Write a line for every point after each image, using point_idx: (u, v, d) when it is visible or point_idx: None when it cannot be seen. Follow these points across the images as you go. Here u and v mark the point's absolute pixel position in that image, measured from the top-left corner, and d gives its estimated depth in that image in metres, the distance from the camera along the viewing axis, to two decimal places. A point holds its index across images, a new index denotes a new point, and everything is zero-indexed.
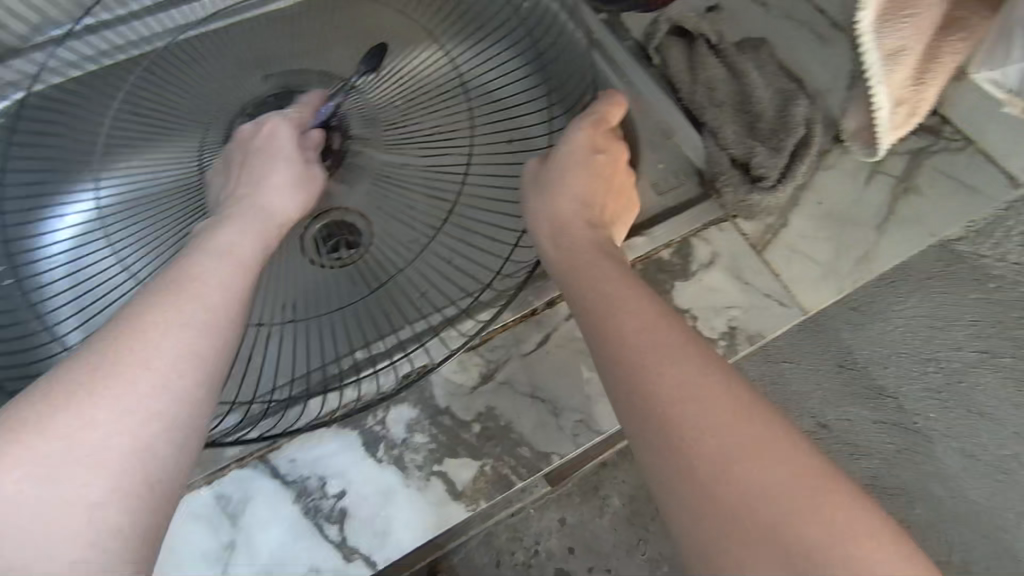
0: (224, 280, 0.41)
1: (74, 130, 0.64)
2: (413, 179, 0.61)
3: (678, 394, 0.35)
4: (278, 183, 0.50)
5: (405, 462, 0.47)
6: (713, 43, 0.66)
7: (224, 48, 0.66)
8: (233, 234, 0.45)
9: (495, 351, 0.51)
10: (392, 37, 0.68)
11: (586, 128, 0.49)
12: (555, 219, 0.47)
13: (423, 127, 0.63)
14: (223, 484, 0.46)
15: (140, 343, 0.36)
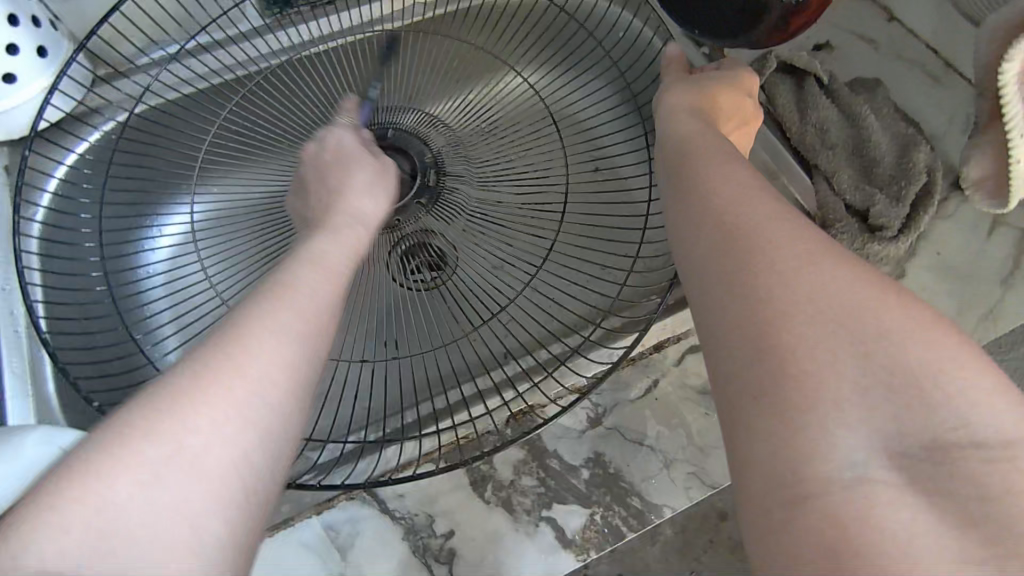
0: (310, 293, 0.36)
1: (172, 152, 0.66)
2: (505, 214, 0.63)
3: (786, 355, 0.31)
4: (360, 184, 0.49)
5: (514, 505, 0.47)
6: (824, 83, 0.64)
7: (331, 76, 0.68)
8: (330, 246, 0.41)
9: (603, 396, 0.51)
10: (477, 67, 0.71)
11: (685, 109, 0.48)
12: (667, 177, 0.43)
13: (515, 164, 0.65)
14: (332, 516, 0.46)
15: (223, 374, 0.30)
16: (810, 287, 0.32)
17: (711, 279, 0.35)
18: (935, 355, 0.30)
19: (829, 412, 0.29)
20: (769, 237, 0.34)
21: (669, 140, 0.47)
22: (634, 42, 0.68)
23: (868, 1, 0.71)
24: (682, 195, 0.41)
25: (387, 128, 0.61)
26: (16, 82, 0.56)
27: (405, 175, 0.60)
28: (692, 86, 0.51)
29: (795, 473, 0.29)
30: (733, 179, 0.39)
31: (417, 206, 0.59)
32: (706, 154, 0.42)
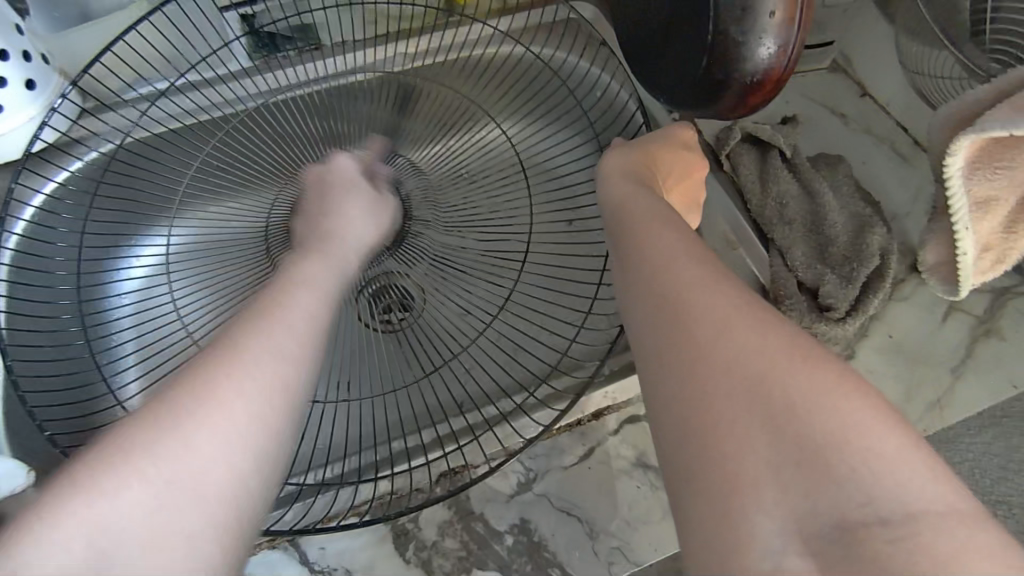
0: (308, 307, 0.41)
1: (155, 185, 0.67)
2: (470, 263, 0.62)
3: (728, 444, 0.28)
4: (355, 211, 0.55)
5: (433, 567, 0.47)
6: (789, 156, 0.65)
7: (302, 115, 0.68)
8: (319, 268, 0.46)
9: (535, 459, 0.51)
10: (457, 114, 0.69)
11: (628, 182, 0.46)
12: (626, 258, 0.39)
13: (483, 210, 0.64)
14: (251, 565, 0.46)
15: (226, 381, 0.34)
16: (725, 352, 0.30)
17: (656, 350, 0.33)
18: (843, 422, 0.27)
19: (747, 492, 0.27)
20: (691, 295, 0.33)
21: (607, 203, 0.45)
22: (617, 98, 0.68)
23: (842, 77, 0.73)
24: (630, 259, 0.38)
25: (361, 167, 0.63)
26: (1, 111, 0.58)
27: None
28: (634, 149, 0.50)
29: (717, 548, 0.27)
30: (678, 242, 0.37)
31: (381, 246, 0.60)
32: (649, 212, 0.41)
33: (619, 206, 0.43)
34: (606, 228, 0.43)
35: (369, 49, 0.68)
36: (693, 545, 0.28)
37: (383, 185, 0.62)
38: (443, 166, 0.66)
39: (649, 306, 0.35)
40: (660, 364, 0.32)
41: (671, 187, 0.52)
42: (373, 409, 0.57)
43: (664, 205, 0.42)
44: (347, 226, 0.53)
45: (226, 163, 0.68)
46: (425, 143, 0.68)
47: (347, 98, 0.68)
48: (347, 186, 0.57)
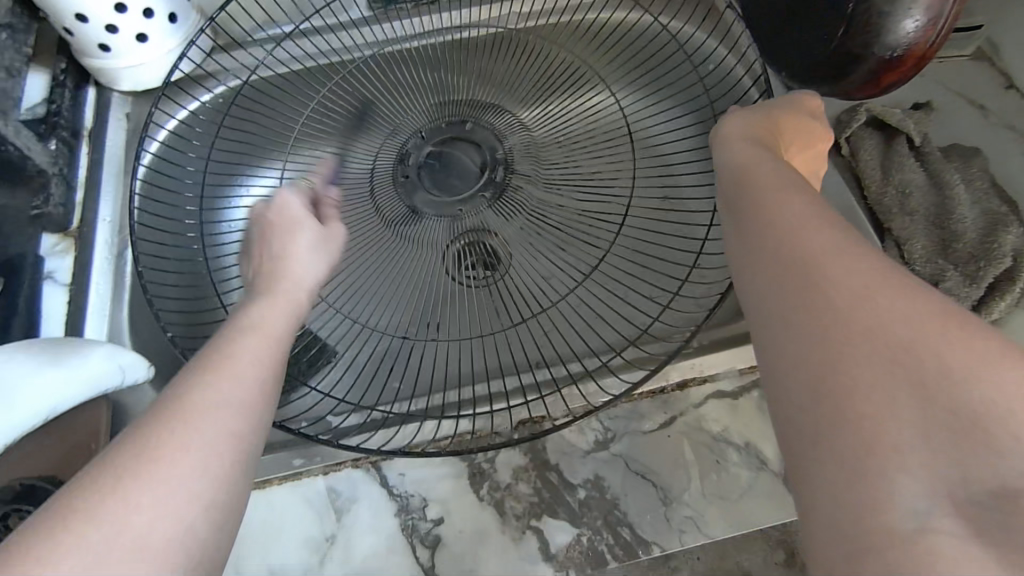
0: (262, 355, 0.36)
1: (275, 120, 0.70)
2: (565, 223, 0.62)
3: (864, 405, 0.28)
4: (306, 242, 0.47)
5: (505, 508, 0.48)
6: (915, 144, 0.61)
7: (410, 64, 0.69)
8: (264, 314, 0.39)
9: (615, 420, 0.51)
10: (565, 75, 0.69)
11: (745, 147, 0.44)
12: (741, 224, 0.38)
13: (583, 172, 0.64)
14: (336, 480, 0.49)
15: (187, 418, 0.31)
16: (866, 320, 0.29)
17: (776, 315, 0.32)
18: (996, 388, 0.27)
19: (888, 456, 0.27)
20: (813, 258, 0.32)
21: (723, 168, 0.43)
22: (733, 72, 0.65)
23: (985, 66, 0.67)
24: (743, 222, 0.38)
25: (467, 119, 0.64)
26: (146, 42, 0.62)
27: (474, 168, 0.62)
28: (749, 116, 0.48)
29: (860, 510, 0.26)
30: (808, 206, 0.36)
31: (480, 199, 0.61)
32: (769, 175, 0.40)
33: (736, 172, 0.42)
34: (720, 199, 0.42)
35: (482, 6, 0.69)
36: (825, 502, 0.28)
37: (487, 140, 0.63)
38: (545, 125, 0.66)
39: (766, 265, 0.34)
40: (785, 329, 0.32)
41: (792, 157, 0.49)
42: (457, 352, 0.58)
43: (787, 170, 0.40)
44: (296, 267, 0.45)
45: (338, 103, 0.70)
46: (529, 100, 0.68)
47: (458, 51, 0.69)
48: (295, 223, 0.47)
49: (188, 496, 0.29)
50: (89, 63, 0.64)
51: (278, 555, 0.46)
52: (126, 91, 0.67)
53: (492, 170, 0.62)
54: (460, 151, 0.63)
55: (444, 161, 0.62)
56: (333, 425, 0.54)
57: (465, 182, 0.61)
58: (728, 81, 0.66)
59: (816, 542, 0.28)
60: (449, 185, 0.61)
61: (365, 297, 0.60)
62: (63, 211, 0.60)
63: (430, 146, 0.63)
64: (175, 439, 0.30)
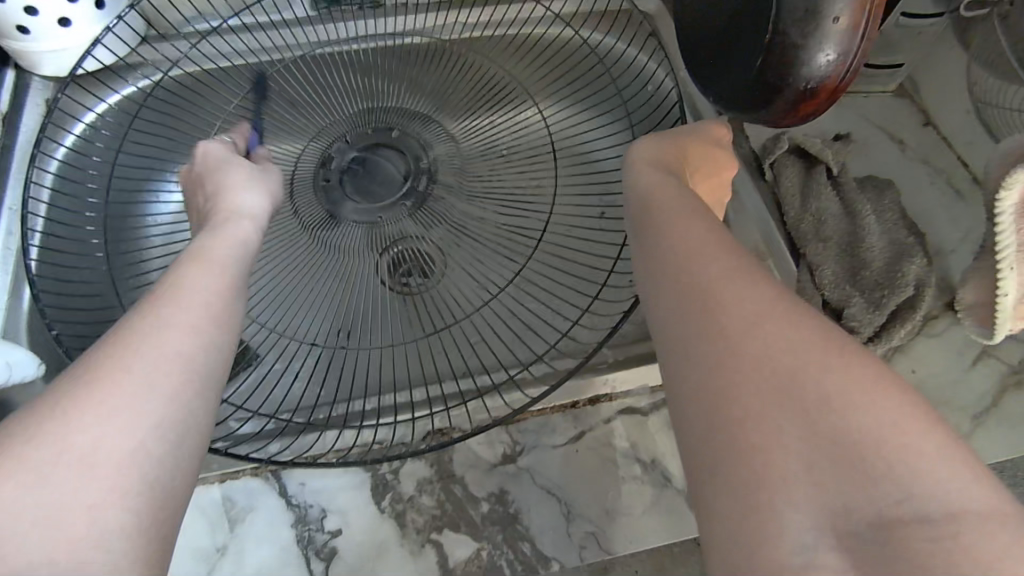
0: (205, 287, 0.37)
1: (197, 118, 0.69)
2: (487, 235, 0.62)
3: (754, 435, 0.28)
4: (237, 184, 0.49)
5: (406, 520, 0.47)
6: (834, 173, 0.63)
7: (343, 65, 0.69)
8: (196, 268, 0.38)
9: (524, 434, 0.50)
10: (497, 87, 0.69)
11: (652, 172, 0.44)
12: (645, 248, 0.38)
13: (507, 185, 0.64)
14: (233, 488, 0.47)
15: (117, 372, 0.31)
16: (753, 349, 0.30)
17: (675, 343, 0.33)
18: (877, 420, 0.27)
19: (776, 486, 0.27)
20: (709, 288, 0.33)
21: (631, 196, 0.43)
22: (662, 94, 0.66)
23: (906, 102, 0.70)
24: (647, 243, 0.38)
25: (393, 127, 0.64)
26: (69, 27, 0.61)
27: (398, 176, 0.62)
28: (662, 141, 0.48)
29: (750, 543, 0.26)
30: (703, 236, 0.36)
31: (402, 207, 0.61)
32: (667, 200, 0.40)
33: (646, 195, 0.42)
34: (629, 221, 0.42)
35: (419, 16, 0.69)
36: (719, 534, 0.28)
37: (412, 147, 0.63)
38: (474, 137, 0.66)
39: (669, 293, 0.34)
40: (680, 356, 0.32)
41: (700, 179, 0.50)
42: (367, 361, 0.57)
43: (692, 198, 0.40)
44: (236, 206, 0.47)
45: (264, 105, 0.68)
46: (459, 112, 0.67)
47: (393, 57, 0.68)
48: (223, 165, 0.50)
49: (126, 449, 0.29)
50: (8, 45, 0.61)
51: None
52: (46, 76, 0.64)
53: (415, 178, 0.62)
54: (384, 158, 0.62)
55: (366, 166, 0.61)
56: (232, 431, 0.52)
57: (388, 189, 0.61)
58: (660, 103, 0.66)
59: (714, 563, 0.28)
60: (372, 191, 0.61)
61: (280, 302, 0.59)
62: None
63: (356, 150, 0.63)
64: (104, 391, 0.30)
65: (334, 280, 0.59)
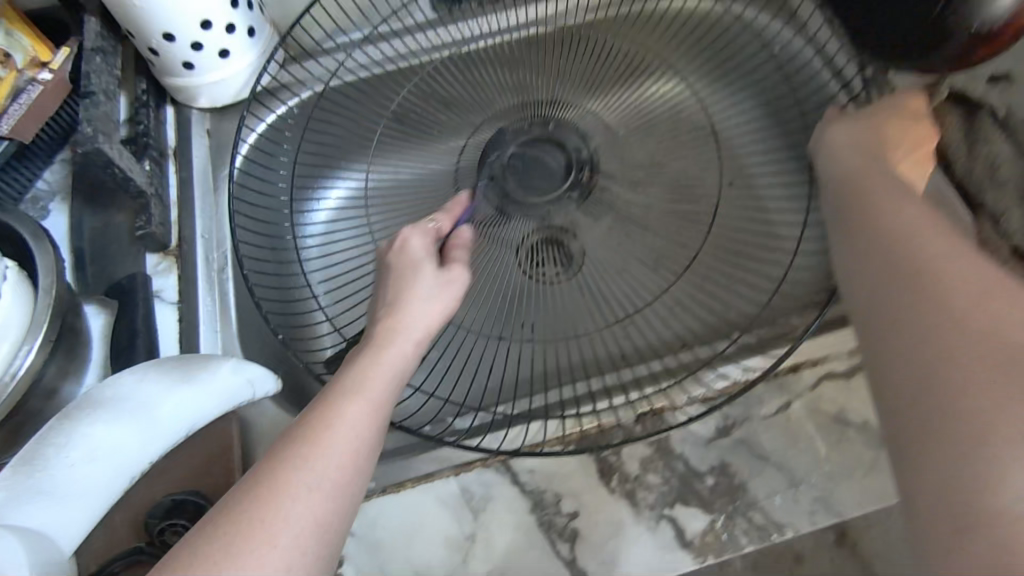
0: (355, 431, 0.37)
1: (347, 126, 0.70)
2: (656, 221, 0.62)
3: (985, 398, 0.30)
4: (422, 292, 0.45)
5: (638, 498, 0.48)
6: (999, 117, 0.62)
7: (491, 62, 0.68)
8: (372, 374, 0.40)
9: (734, 408, 0.51)
10: (641, 65, 0.68)
11: (858, 158, 0.45)
12: (876, 223, 0.39)
13: (667, 168, 0.64)
14: (468, 480, 0.49)
15: (262, 520, 0.33)
16: (988, 319, 0.32)
17: (894, 318, 0.35)
18: None
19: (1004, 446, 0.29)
20: (940, 268, 0.35)
21: (831, 178, 0.46)
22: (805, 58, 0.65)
23: None
24: (847, 224, 0.41)
25: (549, 119, 0.63)
26: (227, 57, 0.64)
27: (559, 169, 0.61)
28: (857, 124, 0.48)
29: (980, 491, 0.29)
30: (930, 220, 0.38)
31: (568, 200, 0.61)
32: (883, 183, 0.42)
33: (848, 182, 0.44)
34: (829, 209, 0.44)
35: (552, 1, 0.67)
36: (947, 490, 0.30)
37: (572, 140, 0.63)
38: (624, 117, 0.65)
39: (895, 267, 0.36)
40: (902, 328, 0.34)
41: (904, 159, 0.48)
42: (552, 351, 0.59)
43: (903, 183, 0.42)
44: (412, 318, 0.44)
45: (416, 109, 0.69)
46: (608, 93, 0.66)
47: (537, 47, 0.68)
48: (417, 269, 0.46)
49: None
50: (171, 81, 0.65)
51: (421, 555, 0.48)
52: (205, 107, 0.67)
53: (578, 170, 0.62)
54: (541, 151, 0.62)
55: (526, 161, 0.61)
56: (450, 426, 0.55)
57: (551, 182, 0.61)
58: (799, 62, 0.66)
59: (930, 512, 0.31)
60: (533, 185, 0.61)
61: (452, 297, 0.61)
62: (163, 229, 0.60)
63: (514, 146, 0.62)
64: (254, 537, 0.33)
65: (507, 279, 0.61)
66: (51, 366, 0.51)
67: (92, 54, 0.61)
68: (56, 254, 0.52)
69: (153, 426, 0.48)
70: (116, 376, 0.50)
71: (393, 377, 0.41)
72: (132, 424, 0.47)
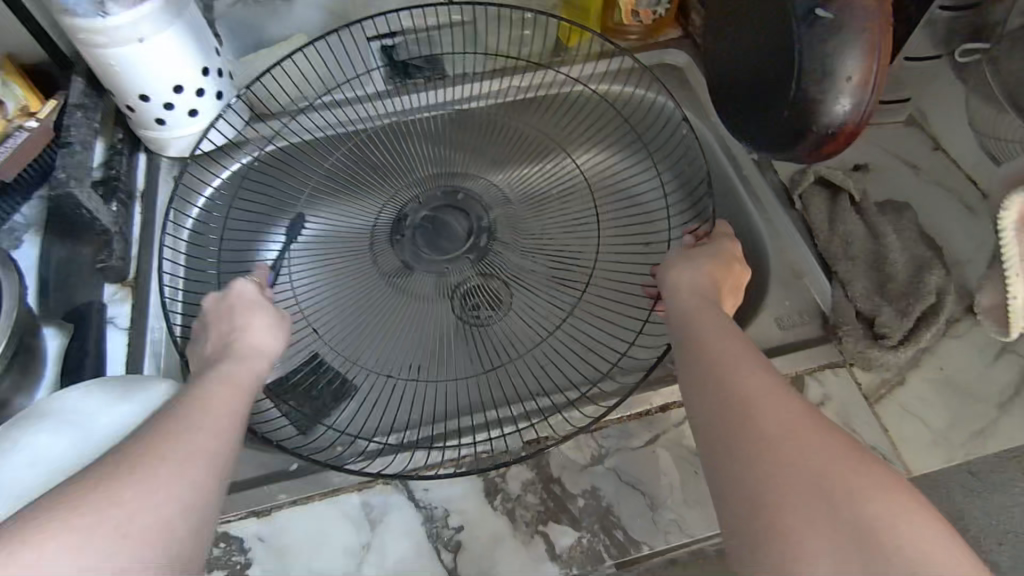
0: (225, 404, 0.46)
1: (294, 179, 0.81)
2: (541, 284, 0.74)
3: (759, 440, 0.39)
4: (261, 326, 0.55)
5: (516, 515, 0.55)
6: (857, 200, 0.73)
7: (413, 133, 0.81)
8: (214, 387, 0.47)
9: (608, 439, 0.59)
10: (538, 144, 0.83)
11: (690, 296, 0.53)
12: (688, 332, 0.49)
13: (560, 236, 0.77)
14: (370, 495, 0.56)
15: (155, 454, 0.39)
16: (771, 399, 0.40)
17: (709, 384, 0.44)
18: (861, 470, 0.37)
19: (773, 469, 0.37)
20: (742, 372, 0.43)
21: (671, 292, 0.55)
22: (675, 134, 0.79)
23: (916, 129, 0.80)
24: (685, 325, 0.50)
25: (459, 189, 0.77)
26: (196, 116, 0.72)
27: (462, 233, 0.74)
28: (698, 266, 0.56)
29: (755, 505, 0.37)
30: (740, 349, 0.45)
31: (466, 260, 0.73)
32: (712, 316, 0.50)
33: (687, 317, 0.51)
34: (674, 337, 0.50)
35: (485, 81, 0.81)
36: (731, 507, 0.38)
37: (475, 210, 0.76)
38: (524, 188, 0.81)
39: (712, 351, 0.45)
40: (719, 388, 0.43)
41: (728, 299, 0.57)
42: (444, 389, 0.69)
43: (724, 317, 0.50)
44: (258, 344, 0.53)
45: (354, 167, 0.81)
46: (514, 169, 0.82)
47: (450, 123, 0.81)
48: (251, 305, 0.56)
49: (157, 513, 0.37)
50: (144, 133, 0.73)
51: (321, 561, 0.54)
52: (173, 156, 0.76)
53: (476, 235, 0.74)
54: (449, 216, 0.75)
55: (435, 224, 0.74)
56: (338, 455, 0.62)
57: (452, 244, 0.74)
58: (671, 138, 0.80)
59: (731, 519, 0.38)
60: (440, 245, 0.73)
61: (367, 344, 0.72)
62: (122, 263, 0.68)
63: (426, 211, 0.75)
64: (147, 467, 0.38)
65: (416, 327, 0.71)
66: (6, 379, 0.57)
67: (74, 109, 0.70)
68: (20, 280, 0.59)
69: (91, 434, 0.54)
70: (62, 392, 0.56)
71: (240, 393, 0.48)
72: (72, 435, 0.54)
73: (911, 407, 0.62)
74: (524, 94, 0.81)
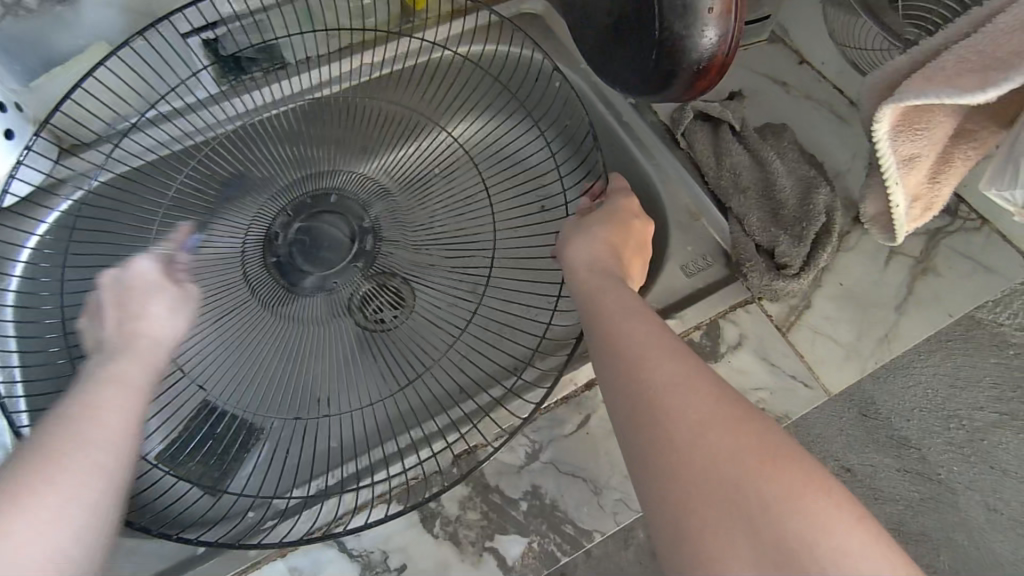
0: (134, 377, 0.44)
1: (132, 216, 0.69)
2: (442, 278, 0.69)
3: (677, 446, 0.36)
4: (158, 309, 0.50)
5: (460, 538, 0.52)
6: (737, 130, 0.71)
7: (263, 137, 0.72)
8: (129, 369, 0.45)
9: (538, 433, 0.56)
10: (406, 123, 0.76)
11: (588, 269, 0.51)
12: (600, 314, 0.46)
13: (449, 225, 0.72)
14: (296, 558, 0.51)
15: (78, 434, 0.39)
16: (683, 399, 0.38)
17: (626, 376, 0.41)
18: (789, 475, 0.35)
19: (691, 479, 0.35)
20: (653, 364, 0.40)
21: (577, 267, 0.52)
22: (550, 88, 0.74)
23: (780, 47, 0.79)
24: (594, 305, 0.47)
25: (331, 192, 0.70)
26: None
27: (344, 239, 0.68)
28: (592, 235, 0.53)
29: (677, 516, 0.35)
30: (653, 335, 0.42)
31: (354, 269, 0.67)
32: (615, 290, 0.47)
33: (589, 301, 0.48)
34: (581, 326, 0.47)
35: (333, 64, 0.72)
36: (656, 515, 0.36)
37: (353, 209, 0.70)
38: (403, 173, 0.74)
39: (623, 341, 0.43)
40: (638, 384, 0.40)
41: (632, 258, 0.54)
42: (359, 419, 0.63)
43: (634, 293, 0.48)
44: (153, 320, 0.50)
45: (204, 187, 0.71)
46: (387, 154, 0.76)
47: (302, 118, 0.73)
48: (151, 292, 0.51)
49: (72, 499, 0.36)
50: None
51: None
52: None
53: (361, 238, 0.68)
54: (328, 224, 0.68)
55: (312, 235, 0.67)
56: (253, 523, 0.55)
57: (337, 253, 0.67)
58: (546, 92, 0.75)
59: (656, 526, 0.36)
60: (323, 258, 0.67)
61: (259, 385, 0.64)
62: None
63: (299, 223, 0.68)
64: (76, 443, 0.38)
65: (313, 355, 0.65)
66: None
67: None
68: None
69: None
70: None
71: (147, 368, 0.46)
72: None
73: (820, 326, 0.64)
74: (377, 73, 0.73)
